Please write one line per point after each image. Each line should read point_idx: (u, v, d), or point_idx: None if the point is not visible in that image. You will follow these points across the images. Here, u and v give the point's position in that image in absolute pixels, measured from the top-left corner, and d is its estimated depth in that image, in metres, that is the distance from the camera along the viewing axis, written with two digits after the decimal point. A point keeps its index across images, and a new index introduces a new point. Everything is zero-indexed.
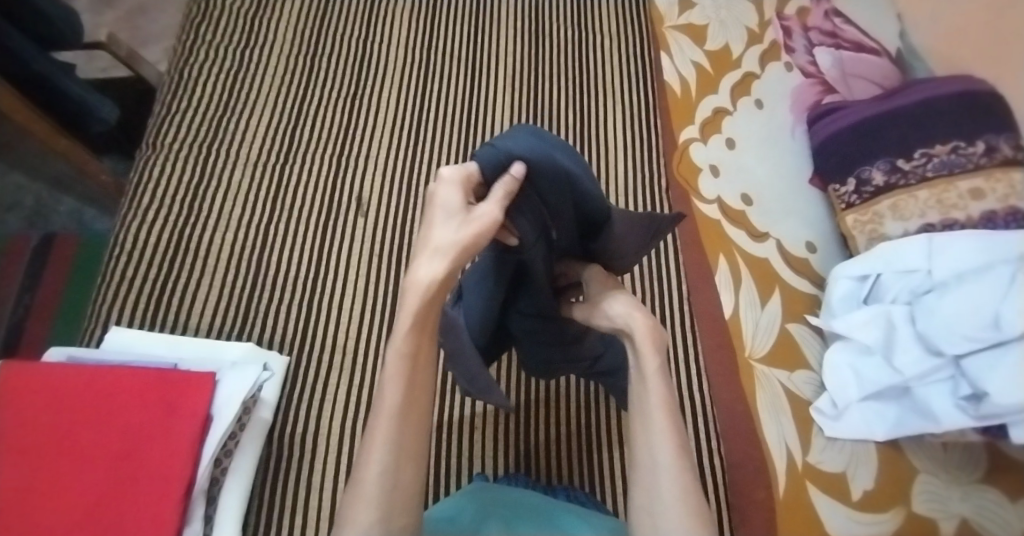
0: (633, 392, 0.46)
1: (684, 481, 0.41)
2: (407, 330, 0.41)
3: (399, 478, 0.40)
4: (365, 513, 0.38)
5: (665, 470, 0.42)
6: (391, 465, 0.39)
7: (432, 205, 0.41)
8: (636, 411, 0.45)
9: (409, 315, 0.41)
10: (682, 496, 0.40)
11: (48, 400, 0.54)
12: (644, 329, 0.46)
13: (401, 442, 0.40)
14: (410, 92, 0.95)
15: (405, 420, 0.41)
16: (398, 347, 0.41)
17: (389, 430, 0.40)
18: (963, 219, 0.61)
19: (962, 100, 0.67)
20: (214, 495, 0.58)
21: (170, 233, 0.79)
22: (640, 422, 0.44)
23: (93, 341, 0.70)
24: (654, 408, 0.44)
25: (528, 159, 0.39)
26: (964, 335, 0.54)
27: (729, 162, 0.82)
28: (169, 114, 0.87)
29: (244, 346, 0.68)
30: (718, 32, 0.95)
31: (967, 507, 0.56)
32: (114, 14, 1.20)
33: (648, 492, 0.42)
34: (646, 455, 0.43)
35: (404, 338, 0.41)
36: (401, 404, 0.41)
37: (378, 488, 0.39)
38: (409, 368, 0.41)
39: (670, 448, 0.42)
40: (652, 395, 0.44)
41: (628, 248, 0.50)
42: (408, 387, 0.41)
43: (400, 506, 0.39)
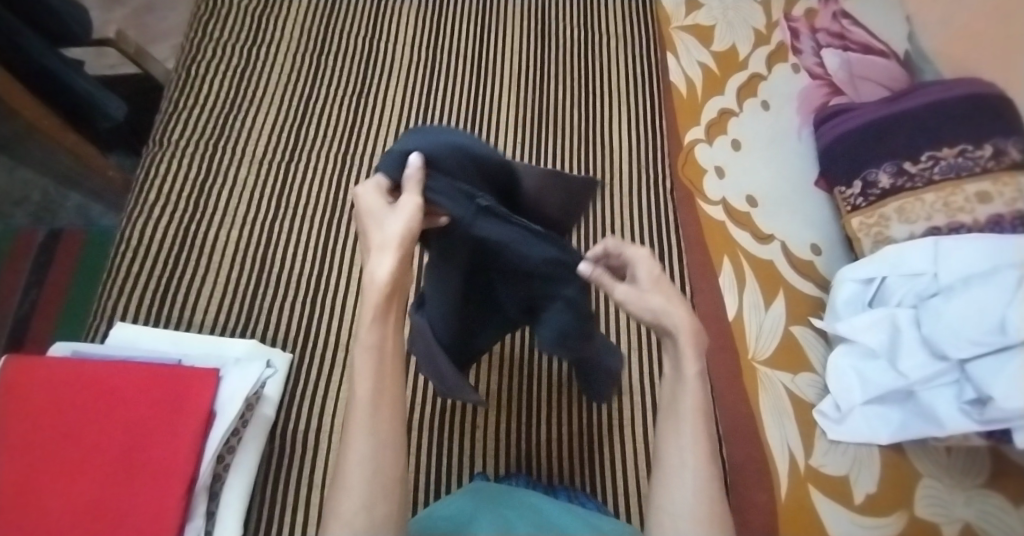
0: (668, 387, 0.47)
1: (709, 486, 0.42)
2: (371, 322, 0.42)
3: (381, 467, 0.40)
4: (349, 501, 0.38)
5: (690, 470, 0.43)
6: (371, 453, 0.40)
7: (365, 219, 0.44)
8: (670, 409, 0.46)
9: (370, 309, 0.42)
10: (703, 500, 0.42)
11: (53, 394, 0.54)
12: (689, 333, 0.45)
13: (380, 430, 0.41)
14: (416, 90, 0.95)
15: (378, 407, 0.41)
16: (363, 341, 0.42)
17: (367, 419, 0.40)
18: (970, 223, 0.61)
19: (970, 103, 0.66)
20: (216, 491, 0.58)
21: (175, 230, 0.79)
22: (669, 419, 0.45)
23: (98, 337, 0.71)
24: (687, 408, 0.45)
25: (421, 150, 0.43)
26: (969, 340, 0.53)
27: (734, 162, 0.81)
28: (176, 111, 0.88)
29: (248, 343, 0.69)
30: (725, 33, 0.94)
31: (970, 512, 0.56)
32: (123, 11, 1.21)
33: (667, 492, 0.43)
34: (675, 454, 0.44)
35: (369, 329, 0.42)
36: (373, 393, 0.41)
37: (361, 476, 0.39)
38: (378, 356, 0.42)
39: (696, 451, 0.43)
40: (686, 396, 0.45)
41: (551, 205, 0.51)
42: (380, 375, 0.42)
43: (384, 495, 0.39)
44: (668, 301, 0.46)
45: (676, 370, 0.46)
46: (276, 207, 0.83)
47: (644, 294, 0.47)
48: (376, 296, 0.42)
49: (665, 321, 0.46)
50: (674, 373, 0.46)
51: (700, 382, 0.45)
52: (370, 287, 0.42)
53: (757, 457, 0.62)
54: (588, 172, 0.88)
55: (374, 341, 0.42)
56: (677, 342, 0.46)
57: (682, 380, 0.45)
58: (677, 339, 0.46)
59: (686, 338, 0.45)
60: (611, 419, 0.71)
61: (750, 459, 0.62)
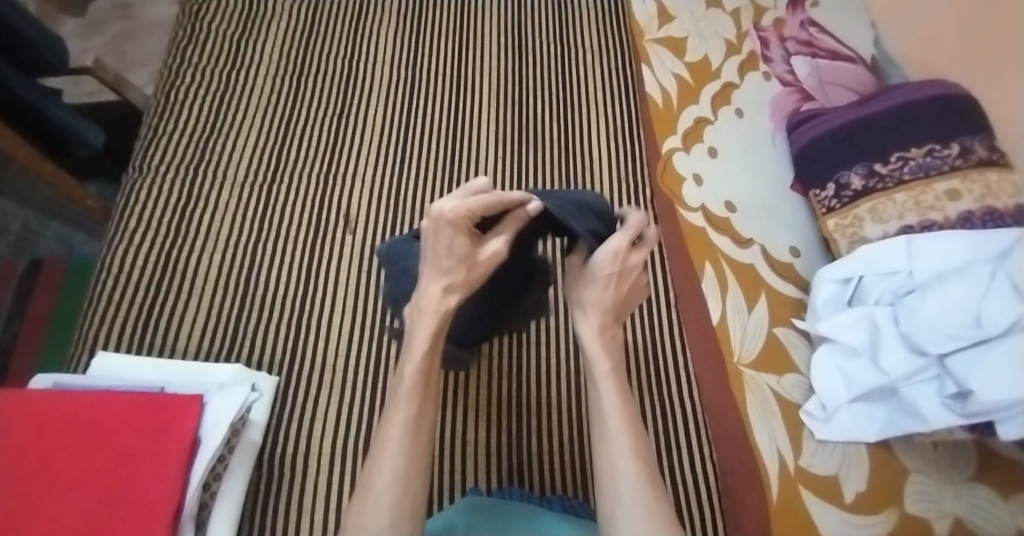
0: (592, 396, 0.50)
1: (647, 487, 0.45)
2: (421, 354, 0.47)
3: (409, 485, 0.44)
4: (377, 517, 0.42)
5: (624, 472, 0.45)
6: (402, 473, 0.44)
7: (432, 239, 0.44)
8: (595, 417, 0.49)
9: (422, 342, 0.47)
10: (645, 503, 0.44)
11: (37, 426, 0.54)
12: (595, 337, 0.50)
13: (411, 451, 0.45)
14: (397, 108, 0.96)
15: (417, 431, 0.46)
16: (413, 371, 0.47)
17: (400, 441, 0.45)
18: (941, 220, 0.63)
19: (936, 104, 0.69)
20: (203, 520, 0.57)
21: (156, 256, 0.78)
22: (598, 424, 0.48)
23: (79, 367, 0.70)
24: (609, 410, 0.48)
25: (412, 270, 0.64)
26: (948, 335, 0.54)
27: (712, 170, 0.83)
28: (156, 137, 0.87)
29: (233, 368, 0.68)
30: (697, 44, 0.96)
31: (959, 505, 0.56)
32: (101, 39, 1.21)
33: (609, 498, 0.45)
34: (608, 461, 0.46)
35: (419, 358, 0.47)
36: (411, 418, 0.46)
37: (390, 494, 0.43)
38: (423, 385, 0.47)
39: (627, 452, 0.46)
40: (608, 398, 0.49)
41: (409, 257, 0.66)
42: (420, 406, 0.47)
43: (408, 512, 0.43)
44: (592, 299, 0.50)
45: (590, 371, 0.50)
46: (259, 230, 0.83)
47: (583, 280, 0.51)
48: (427, 316, 0.47)
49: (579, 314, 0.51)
50: (590, 375, 0.50)
51: (614, 384, 0.49)
52: (428, 310, 0.47)
53: (746, 459, 0.62)
54: (570, 184, 0.89)
55: (421, 368, 0.47)
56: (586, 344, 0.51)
57: (598, 381, 0.49)
58: (590, 344, 0.50)
59: (593, 338, 0.51)
60: None
61: (742, 461, 0.63)
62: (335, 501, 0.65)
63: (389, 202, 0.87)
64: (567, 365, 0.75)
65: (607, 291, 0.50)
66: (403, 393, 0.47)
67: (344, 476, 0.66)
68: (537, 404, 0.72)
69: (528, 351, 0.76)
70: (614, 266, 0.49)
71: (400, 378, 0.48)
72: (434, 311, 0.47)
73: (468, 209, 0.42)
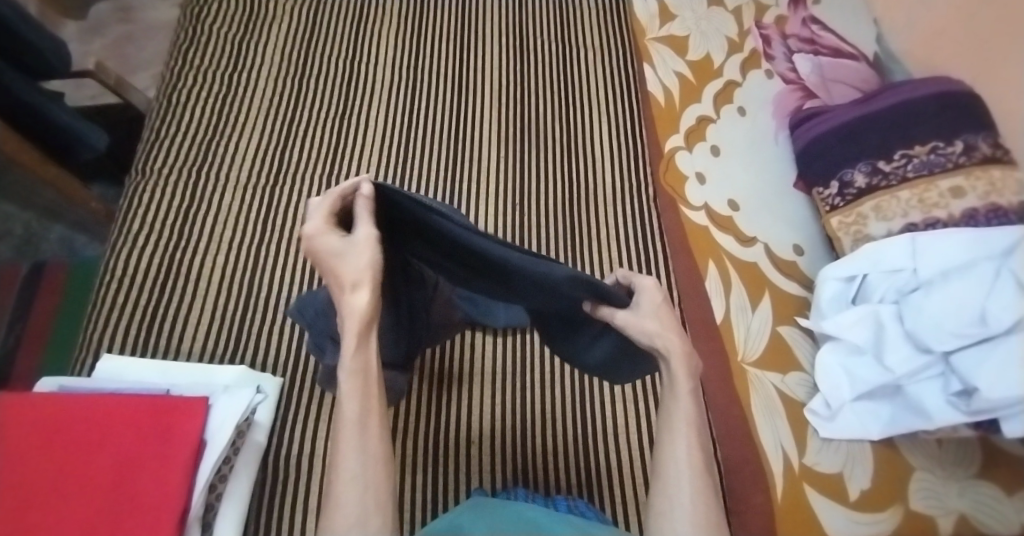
0: (663, 403, 0.47)
1: (709, 499, 0.42)
2: (351, 345, 0.40)
3: (372, 482, 0.39)
4: (342, 521, 0.37)
5: (688, 480, 0.42)
6: (360, 470, 0.39)
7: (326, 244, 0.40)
8: (665, 418, 0.46)
9: (349, 334, 0.40)
10: (704, 511, 0.41)
11: (39, 430, 0.54)
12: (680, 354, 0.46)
13: (367, 446, 0.40)
14: (399, 109, 0.96)
15: (365, 425, 0.40)
16: (347, 362, 0.41)
17: (355, 437, 0.39)
18: (945, 218, 0.62)
19: (939, 101, 0.68)
20: (209, 522, 0.57)
21: (160, 258, 0.79)
22: (666, 431, 0.45)
23: (84, 370, 0.70)
24: (681, 420, 0.45)
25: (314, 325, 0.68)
26: (952, 332, 0.54)
27: (714, 168, 0.83)
28: (158, 139, 0.87)
29: (237, 370, 0.68)
30: (699, 42, 0.96)
31: (963, 502, 0.56)
32: (102, 42, 1.21)
33: (666, 504, 0.42)
34: (672, 465, 0.43)
35: (354, 349, 0.40)
36: (356, 414, 0.40)
37: (354, 493, 0.38)
38: (364, 375, 0.41)
39: (694, 463, 0.43)
40: (680, 408, 0.45)
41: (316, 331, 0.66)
42: (362, 400, 0.41)
43: (378, 508, 0.39)
44: (662, 324, 0.47)
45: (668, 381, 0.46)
46: (261, 232, 0.83)
47: (641, 317, 0.48)
48: (352, 324, 0.40)
49: (657, 344, 0.47)
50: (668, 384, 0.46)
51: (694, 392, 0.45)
52: (348, 310, 0.40)
53: (750, 457, 0.62)
54: (572, 187, 0.90)
55: (359, 357, 0.41)
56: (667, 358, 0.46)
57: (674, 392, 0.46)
58: (668, 355, 0.46)
59: (677, 355, 0.46)
60: (605, 427, 0.71)
61: (747, 459, 0.62)
62: None
63: None
64: (571, 366, 0.75)
65: (670, 315, 0.48)
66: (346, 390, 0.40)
67: None
68: (539, 404, 0.73)
69: (531, 353, 0.76)
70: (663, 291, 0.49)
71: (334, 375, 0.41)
72: (353, 309, 0.40)
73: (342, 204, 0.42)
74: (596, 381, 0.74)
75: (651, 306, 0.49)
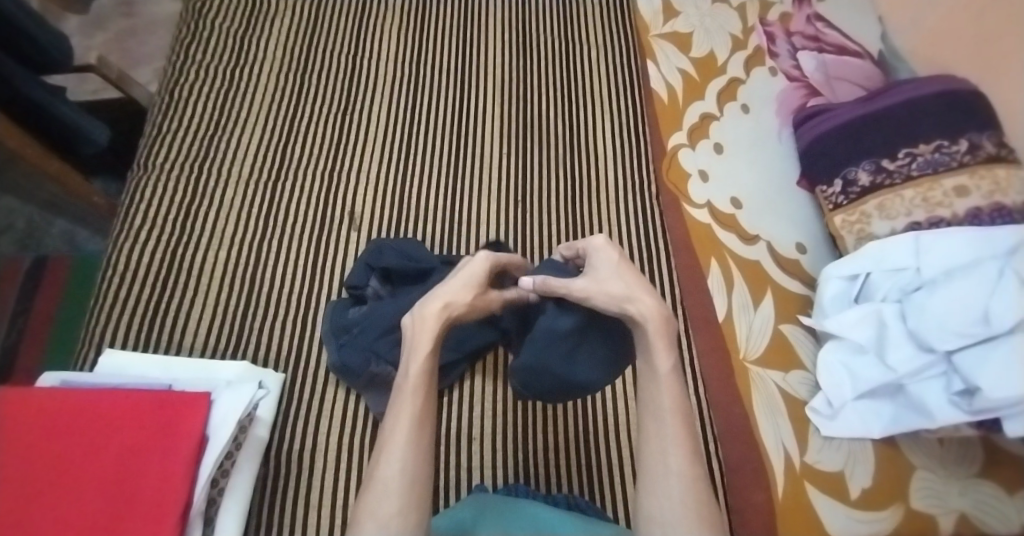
0: (646, 390, 0.50)
1: (697, 490, 0.45)
2: (427, 350, 0.50)
3: (417, 474, 0.44)
4: (388, 507, 0.42)
5: (675, 475, 0.45)
6: (409, 463, 0.44)
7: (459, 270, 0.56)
8: (650, 409, 0.49)
9: (427, 340, 0.50)
10: (692, 503, 0.44)
11: (42, 425, 0.54)
12: (657, 320, 0.49)
13: (417, 442, 0.45)
14: (402, 105, 0.96)
15: (422, 423, 0.47)
16: (419, 365, 0.49)
17: (408, 434, 0.45)
18: (949, 216, 0.62)
19: (944, 99, 0.68)
20: (211, 517, 0.57)
21: (163, 253, 0.79)
22: (653, 422, 0.48)
23: (87, 365, 0.70)
24: (668, 410, 0.48)
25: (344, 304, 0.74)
26: (955, 332, 0.54)
27: (717, 166, 0.83)
28: (160, 134, 0.87)
29: (239, 365, 0.68)
30: (703, 39, 0.96)
31: (965, 502, 0.55)
32: (104, 36, 1.21)
33: (657, 495, 0.45)
34: (660, 461, 0.46)
35: (422, 358, 0.49)
36: (416, 413, 0.47)
37: (400, 482, 0.43)
38: (426, 384, 0.49)
39: (682, 460, 0.46)
40: (666, 396, 0.48)
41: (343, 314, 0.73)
42: (425, 400, 0.48)
43: (417, 500, 0.43)
44: (629, 285, 0.51)
45: (650, 368, 0.49)
46: (264, 227, 0.83)
47: (604, 279, 0.52)
48: (429, 322, 0.51)
49: (631, 308, 0.50)
50: (650, 373, 0.49)
51: (675, 378, 0.49)
52: (429, 315, 0.51)
53: (751, 457, 0.63)
54: (575, 183, 0.90)
55: (424, 367, 0.49)
56: (649, 341, 0.49)
57: (657, 380, 0.49)
58: (650, 340, 0.49)
59: (658, 340, 0.49)
60: (606, 425, 0.71)
61: (747, 459, 0.63)
62: (342, 497, 0.65)
63: (394, 198, 0.87)
64: None
65: (632, 274, 0.52)
66: (407, 392, 0.48)
67: (350, 473, 0.67)
68: (541, 401, 0.73)
69: None
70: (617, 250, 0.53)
71: (404, 378, 0.49)
72: (436, 314, 0.51)
73: (490, 268, 0.57)
74: None
75: (609, 266, 0.53)
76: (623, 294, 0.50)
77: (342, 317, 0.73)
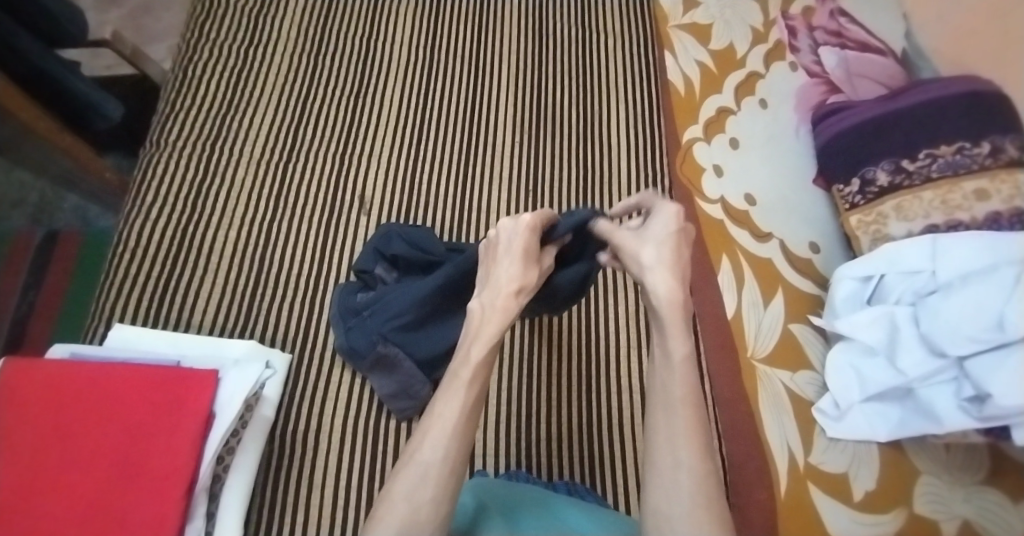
0: (657, 378, 0.46)
1: (708, 485, 0.40)
2: (489, 341, 0.47)
3: (456, 463, 0.41)
4: (422, 490, 0.39)
5: (686, 471, 0.41)
6: (452, 451, 0.41)
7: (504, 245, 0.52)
8: (660, 399, 0.45)
9: (492, 332, 0.48)
10: (702, 502, 0.40)
11: (51, 395, 0.54)
12: (672, 307, 0.47)
13: (464, 434, 0.42)
14: (415, 90, 0.95)
15: (472, 414, 0.44)
16: (479, 354, 0.46)
17: (456, 423, 0.42)
18: (968, 220, 0.61)
19: (969, 99, 0.66)
20: (216, 493, 0.58)
21: (173, 231, 0.79)
22: (662, 413, 0.44)
23: (96, 339, 0.70)
24: (678, 398, 0.44)
25: (352, 284, 0.75)
26: (968, 336, 0.53)
27: (733, 161, 0.81)
28: (173, 111, 0.87)
29: (247, 345, 0.68)
30: (723, 31, 0.94)
31: (968, 508, 0.55)
32: (119, 12, 1.20)
33: (663, 492, 0.41)
34: (668, 454, 0.42)
35: (486, 345, 0.47)
36: (468, 402, 0.44)
37: (438, 469, 0.40)
38: (484, 374, 0.46)
39: (693, 455, 0.41)
40: (678, 386, 0.44)
41: (347, 298, 0.73)
42: (479, 391, 0.45)
43: (453, 490, 0.40)
44: (660, 257, 0.49)
45: (665, 354, 0.46)
46: (275, 208, 0.83)
47: (645, 241, 0.50)
48: (497, 314, 0.49)
49: (647, 277, 0.49)
50: (663, 358, 0.46)
51: (689, 366, 0.45)
52: (497, 310, 0.49)
53: (755, 454, 0.62)
54: (587, 172, 0.89)
55: (485, 351, 0.46)
56: (664, 320, 0.47)
57: (671, 369, 0.45)
58: (667, 327, 0.47)
59: (672, 319, 0.47)
60: (610, 417, 0.71)
61: (751, 456, 0.63)
62: (346, 480, 0.66)
63: (404, 184, 0.87)
64: (580, 354, 0.75)
65: (673, 250, 0.49)
66: (463, 379, 0.45)
67: (355, 456, 0.67)
68: (545, 392, 0.73)
69: (539, 342, 0.76)
70: (677, 221, 0.50)
71: (461, 362, 0.46)
72: (508, 304, 0.49)
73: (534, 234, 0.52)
74: (605, 370, 0.74)
75: (661, 232, 0.50)
76: (648, 262, 0.49)
77: (350, 301, 0.73)
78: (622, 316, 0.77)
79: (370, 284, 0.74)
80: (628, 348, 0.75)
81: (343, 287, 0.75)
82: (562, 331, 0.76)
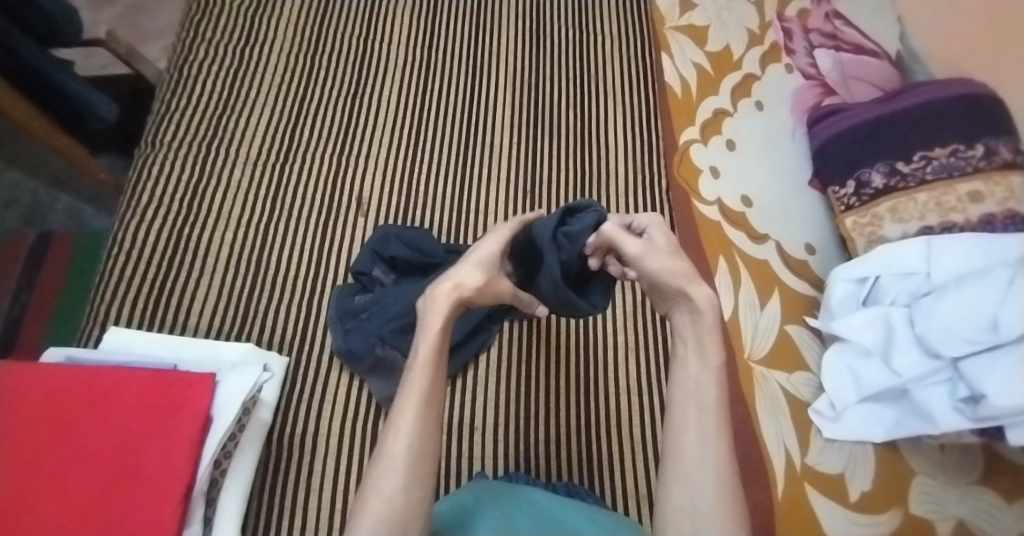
0: (689, 377, 0.47)
1: (731, 483, 0.42)
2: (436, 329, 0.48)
3: (422, 451, 0.43)
4: (390, 481, 0.41)
5: (712, 468, 0.42)
6: (416, 439, 0.43)
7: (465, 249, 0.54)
8: (692, 399, 0.46)
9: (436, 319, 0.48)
10: (726, 502, 0.41)
11: (48, 397, 0.54)
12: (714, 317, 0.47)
13: (428, 423, 0.44)
14: (411, 92, 0.95)
15: (430, 402, 0.45)
16: (429, 341, 0.47)
17: (416, 414, 0.44)
18: (962, 222, 0.61)
19: (963, 102, 0.66)
20: (214, 497, 0.58)
21: (169, 232, 0.78)
22: (693, 412, 0.45)
23: (92, 342, 0.70)
24: (713, 402, 0.45)
25: (350, 286, 0.75)
26: (963, 338, 0.54)
27: (729, 163, 0.82)
28: (168, 112, 0.87)
29: (244, 346, 0.68)
30: (719, 33, 0.95)
31: (963, 508, 0.56)
32: (114, 10, 1.19)
33: (687, 487, 0.42)
34: (696, 451, 0.43)
35: (434, 334, 0.47)
36: (425, 392, 0.45)
37: (405, 458, 0.42)
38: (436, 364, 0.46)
39: (722, 453, 0.43)
40: (713, 388, 0.46)
41: (344, 302, 0.73)
42: (434, 379, 0.46)
43: (421, 478, 0.42)
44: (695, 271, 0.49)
45: (704, 357, 0.47)
46: (271, 209, 0.82)
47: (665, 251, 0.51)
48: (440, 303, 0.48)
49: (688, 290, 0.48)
50: (700, 361, 0.47)
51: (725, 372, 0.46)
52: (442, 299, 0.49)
53: (753, 455, 0.62)
54: (584, 173, 0.89)
55: (433, 341, 0.47)
56: (703, 328, 0.48)
57: (709, 371, 0.46)
58: (707, 334, 0.47)
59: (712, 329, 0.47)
60: (609, 418, 0.71)
61: (750, 458, 0.62)
62: (344, 480, 0.66)
63: (401, 186, 0.87)
64: (578, 356, 0.75)
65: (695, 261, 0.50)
66: (420, 368, 0.46)
67: (354, 458, 0.67)
68: (543, 392, 0.73)
69: (537, 343, 0.76)
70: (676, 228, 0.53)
71: (414, 355, 0.47)
72: (447, 296, 0.49)
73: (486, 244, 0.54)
74: (603, 371, 0.74)
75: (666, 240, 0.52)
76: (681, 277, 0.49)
77: (349, 303, 0.73)
78: (621, 318, 0.77)
79: (367, 285, 0.74)
80: (626, 349, 0.76)
81: (341, 289, 0.75)
82: (559, 333, 0.77)
